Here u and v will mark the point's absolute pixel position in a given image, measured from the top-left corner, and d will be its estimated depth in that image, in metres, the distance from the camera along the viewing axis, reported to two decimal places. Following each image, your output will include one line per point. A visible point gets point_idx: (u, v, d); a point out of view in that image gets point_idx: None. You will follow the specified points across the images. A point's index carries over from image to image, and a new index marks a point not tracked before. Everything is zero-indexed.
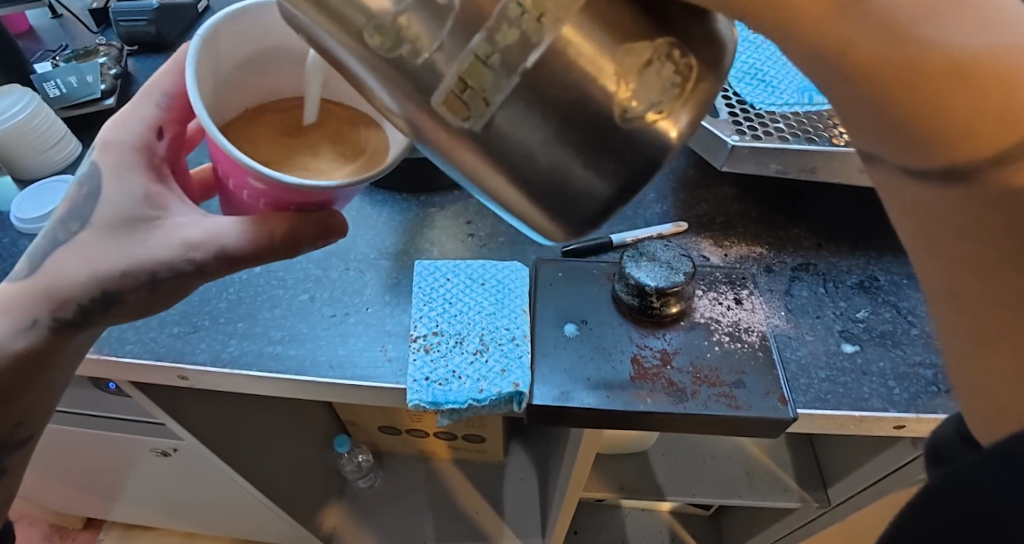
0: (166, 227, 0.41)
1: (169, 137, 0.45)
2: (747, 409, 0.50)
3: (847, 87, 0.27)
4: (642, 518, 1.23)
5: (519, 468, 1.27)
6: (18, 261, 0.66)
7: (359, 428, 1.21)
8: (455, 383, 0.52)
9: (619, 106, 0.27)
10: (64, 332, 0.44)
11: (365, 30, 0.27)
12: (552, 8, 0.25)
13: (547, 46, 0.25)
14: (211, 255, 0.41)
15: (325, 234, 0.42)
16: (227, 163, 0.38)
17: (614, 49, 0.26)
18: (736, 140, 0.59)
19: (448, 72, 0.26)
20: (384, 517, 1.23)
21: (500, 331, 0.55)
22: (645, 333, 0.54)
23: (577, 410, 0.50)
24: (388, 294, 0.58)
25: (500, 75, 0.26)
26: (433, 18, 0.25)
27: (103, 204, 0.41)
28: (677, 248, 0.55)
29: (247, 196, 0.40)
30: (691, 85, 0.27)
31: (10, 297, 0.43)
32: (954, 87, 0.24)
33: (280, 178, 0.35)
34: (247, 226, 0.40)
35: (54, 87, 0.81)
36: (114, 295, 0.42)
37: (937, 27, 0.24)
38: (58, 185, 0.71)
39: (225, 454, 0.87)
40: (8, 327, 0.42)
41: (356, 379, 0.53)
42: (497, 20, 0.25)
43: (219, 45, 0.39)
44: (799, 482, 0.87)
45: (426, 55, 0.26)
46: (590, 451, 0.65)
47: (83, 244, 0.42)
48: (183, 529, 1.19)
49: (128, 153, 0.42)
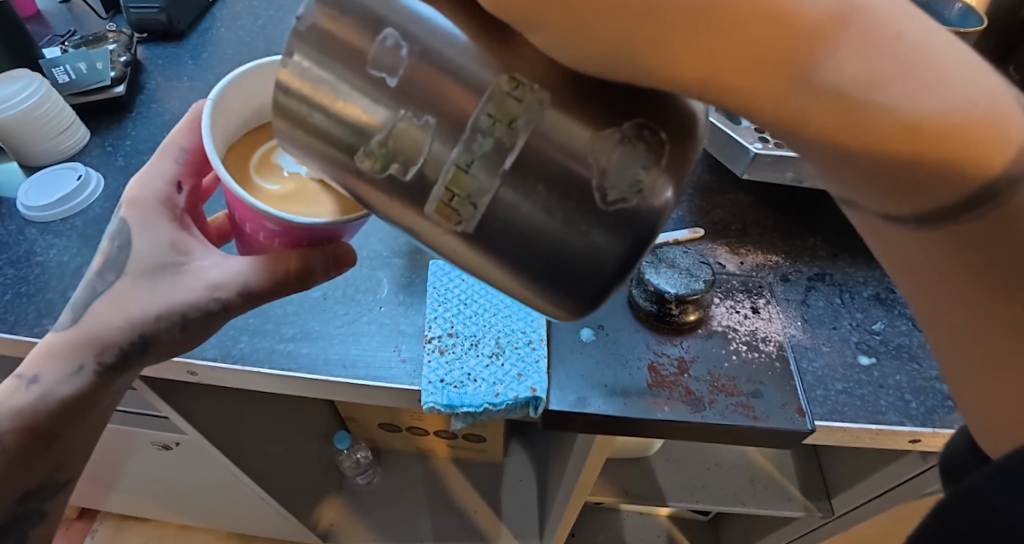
0: (187, 270, 0.44)
1: (188, 189, 0.47)
2: (765, 419, 0.50)
3: (811, 146, 0.25)
4: (640, 521, 1.23)
5: (519, 468, 1.27)
6: (22, 249, 0.65)
7: (360, 425, 1.20)
8: (471, 387, 0.51)
9: (597, 189, 0.27)
10: (108, 375, 0.45)
11: (357, 153, 0.29)
12: (521, 113, 0.27)
13: (521, 145, 0.27)
14: (233, 291, 0.43)
15: (334, 267, 0.42)
16: (240, 209, 0.38)
17: (581, 139, 0.27)
18: (758, 147, 0.59)
19: (435, 181, 0.29)
20: (382, 514, 1.23)
21: (516, 334, 0.54)
22: (661, 339, 0.54)
23: (593, 416, 0.49)
24: (403, 293, 0.58)
25: (480, 183, 0.28)
26: (417, 136, 0.28)
27: (133, 256, 0.44)
28: (697, 255, 0.55)
29: (258, 238, 0.41)
30: (666, 159, 0.27)
31: (56, 344, 0.45)
32: (914, 147, 0.23)
33: (290, 219, 0.37)
34: (262, 266, 0.42)
35: (63, 73, 0.80)
36: (150, 336, 0.44)
37: (888, 93, 0.22)
38: (65, 172, 0.70)
39: (228, 450, 0.86)
40: (58, 375, 0.44)
41: (368, 378, 0.52)
42: (471, 133, 0.27)
43: (228, 107, 0.41)
44: (804, 492, 0.87)
45: (414, 169, 0.29)
46: (600, 456, 0.64)
47: (114, 291, 0.44)
48: (179, 521, 1.18)
49: (150, 206, 0.45)
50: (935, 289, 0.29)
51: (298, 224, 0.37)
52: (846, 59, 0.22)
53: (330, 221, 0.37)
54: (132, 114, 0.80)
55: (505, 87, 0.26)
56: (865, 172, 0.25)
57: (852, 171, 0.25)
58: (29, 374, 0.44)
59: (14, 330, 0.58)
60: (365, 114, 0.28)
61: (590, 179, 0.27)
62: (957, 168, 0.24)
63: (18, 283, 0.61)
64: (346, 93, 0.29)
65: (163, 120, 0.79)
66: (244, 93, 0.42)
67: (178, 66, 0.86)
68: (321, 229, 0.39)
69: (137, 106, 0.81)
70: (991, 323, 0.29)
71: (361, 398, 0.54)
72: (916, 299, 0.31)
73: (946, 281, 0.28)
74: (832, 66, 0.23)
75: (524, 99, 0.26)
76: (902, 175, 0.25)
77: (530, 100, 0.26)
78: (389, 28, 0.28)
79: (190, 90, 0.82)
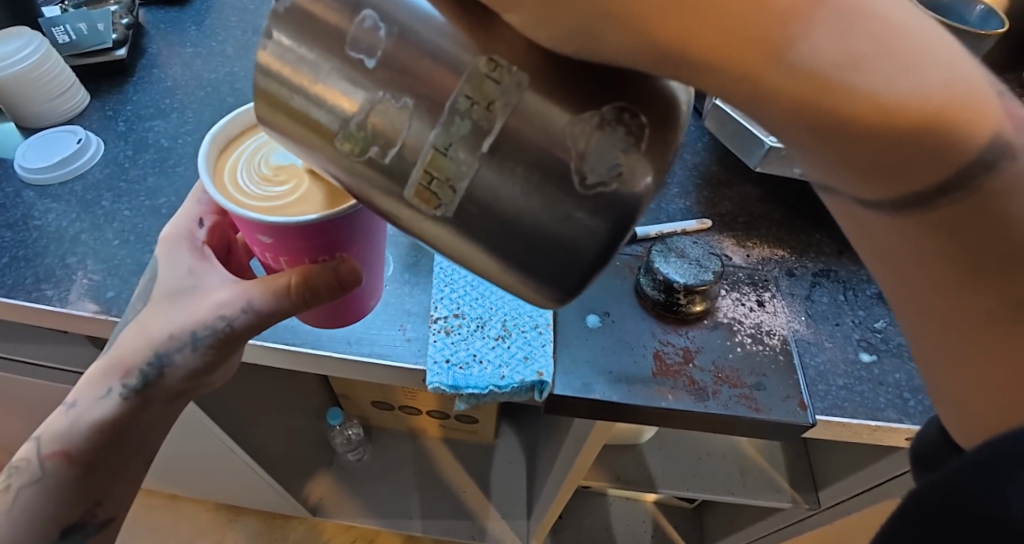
0: (201, 295, 0.45)
1: (209, 226, 0.49)
2: (766, 412, 0.50)
3: (787, 130, 0.25)
4: (626, 506, 1.25)
5: (508, 451, 1.27)
6: (20, 211, 0.64)
7: (352, 402, 1.20)
8: (477, 370, 0.50)
9: (576, 173, 0.27)
10: (133, 399, 0.46)
11: (338, 136, 0.29)
12: (499, 95, 0.26)
13: (499, 127, 0.27)
14: (240, 309, 0.43)
15: (339, 289, 0.42)
16: (244, 229, 0.41)
17: (559, 123, 0.26)
18: (773, 140, 0.58)
19: (414, 165, 0.28)
20: (372, 491, 1.23)
21: (523, 318, 0.53)
22: (667, 328, 0.54)
23: (598, 402, 0.50)
24: (408, 272, 0.57)
25: (458, 165, 0.27)
26: (396, 118, 0.27)
27: (157, 287, 0.46)
28: (708, 247, 0.54)
29: (270, 258, 0.43)
30: (645, 143, 0.27)
31: (91, 372, 0.47)
32: (893, 129, 0.23)
33: (271, 221, 0.37)
34: (265, 284, 0.43)
35: (63, 33, 0.78)
36: (167, 355, 0.45)
37: (864, 76, 0.22)
38: (64, 135, 0.68)
39: (221, 421, 0.86)
40: (90, 400, 0.46)
41: (373, 356, 0.52)
42: (449, 114, 0.27)
43: (231, 136, 0.43)
44: (792, 484, 0.88)
45: (393, 152, 0.28)
46: (597, 442, 0.65)
47: (140, 319, 0.46)
48: (169, 491, 1.18)
49: (172, 240, 0.47)
50: (928, 292, 0.29)
51: (285, 224, 0.37)
52: (823, 39, 0.22)
53: (317, 216, 0.37)
54: (134, 79, 0.78)
55: (483, 69, 0.26)
56: (846, 157, 0.25)
57: (829, 154, 0.25)
58: (70, 398, 0.46)
59: (11, 294, 0.57)
60: (345, 98, 0.28)
61: (568, 162, 0.27)
62: (935, 149, 0.24)
63: (14, 246, 0.60)
64: (325, 75, 0.28)
65: (164, 85, 0.77)
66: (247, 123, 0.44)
67: (181, 32, 0.84)
68: (317, 228, 0.38)
69: (139, 71, 0.79)
70: (984, 318, 0.28)
71: (365, 377, 0.54)
72: (904, 305, 0.31)
73: (928, 271, 0.28)
74: (809, 47, 0.22)
75: (502, 81, 0.26)
76: (882, 160, 0.24)
77: (508, 82, 0.26)
78: (369, 9, 0.27)
79: (193, 56, 0.81)
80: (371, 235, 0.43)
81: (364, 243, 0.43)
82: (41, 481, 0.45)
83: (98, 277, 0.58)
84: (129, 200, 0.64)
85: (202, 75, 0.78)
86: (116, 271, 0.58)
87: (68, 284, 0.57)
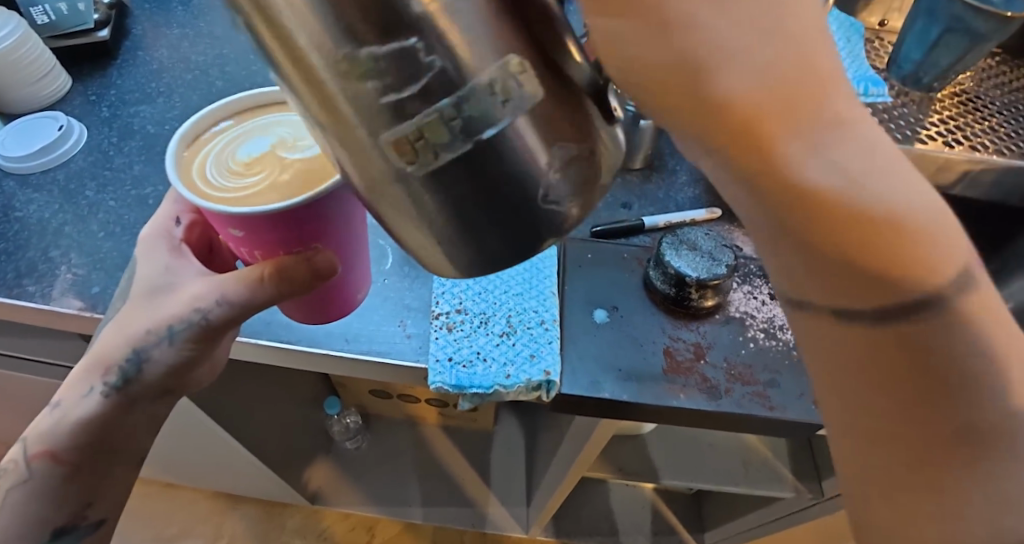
0: (177, 289, 0.43)
1: (186, 223, 0.46)
2: (781, 410, 0.48)
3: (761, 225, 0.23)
4: (625, 491, 1.24)
5: (508, 437, 1.26)
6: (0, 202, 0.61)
7: (350, 390, 1.19)
8: (462, 371, 0.48)
9: (540, 187, 0.25)
10: (117, 397, 0.44)
11: (319, 53, 0.21)
12: (518, 96, 0.22)
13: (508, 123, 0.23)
14: (215, 301, 0.41)
15: (315, 279, 0.39)
16: (211, 220, 0.38)
17: (537, 139, 0.23)
18: None
19: (407, 116, 0.22)
20: (371, 478, 1.23)
21: (528, 314, 0.51)
22: (677, 324, 0.52)
23: (607, 402, 0.48)
24: (408, 265, 0.55)
25: (455, 138, 0.22)
26: (411, 75, 0.21)
27: (137, 285, 0.44)
28: (720, 238, 0.52)
29: (245, 251, 0.40)
30: (590, 173, 0.26)
31: (74, 370, 0.45)
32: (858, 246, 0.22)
33: (230, 209, 0.34)
34: (241, 278, 0.40)
35: (41, 11, 0.73)
36: (145, 351, 0.43)
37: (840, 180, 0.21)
38: (45, 122, 0.65)
39: (217, 414, 0.84)
40: (73, 399, 0.44)
41: (372, 355, 0.50)
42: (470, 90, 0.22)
43: (202, 128, 0.40)
44: (795, 474, 0.87)
45: (391, 95, 0.22)
46: (603, 437, 0.64)
47: (119, 315, 0.44)
48: (166, 480, 1.17)
49: (147, 235, 0.44)
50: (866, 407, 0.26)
51: (246, 213, 0.34)
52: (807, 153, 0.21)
53: (280, 204, 0.34)
54: (117, 62, 0.75)
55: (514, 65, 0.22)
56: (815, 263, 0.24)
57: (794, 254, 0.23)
58: (55, 398, 0.44)
59: None
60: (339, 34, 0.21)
61: (539, 178, 0.24)
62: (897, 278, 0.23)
63: None
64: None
65: (150, 69, 0.74)
66: (218, 114, 0.41)
67: (167, 12, 0.80)
68: (286, 217, 0.35)
69: (123, 53, 0.75)
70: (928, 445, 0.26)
71: (364, 375, 0.52)
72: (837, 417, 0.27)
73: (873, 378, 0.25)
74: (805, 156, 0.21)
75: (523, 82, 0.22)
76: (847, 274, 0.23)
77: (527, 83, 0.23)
78: None
79: (180, 37, 0.77)
80: (349, 222, 0.40)
81: (347, 224, 0.40)
82: (30, 489, 0.44)
83: (83, 271, 0.56)
84: (115, 190, 0.61)
85: (190, 57, 0.75)
86: (102, 265, 0.56)
87: (52, 279, 0.55)
